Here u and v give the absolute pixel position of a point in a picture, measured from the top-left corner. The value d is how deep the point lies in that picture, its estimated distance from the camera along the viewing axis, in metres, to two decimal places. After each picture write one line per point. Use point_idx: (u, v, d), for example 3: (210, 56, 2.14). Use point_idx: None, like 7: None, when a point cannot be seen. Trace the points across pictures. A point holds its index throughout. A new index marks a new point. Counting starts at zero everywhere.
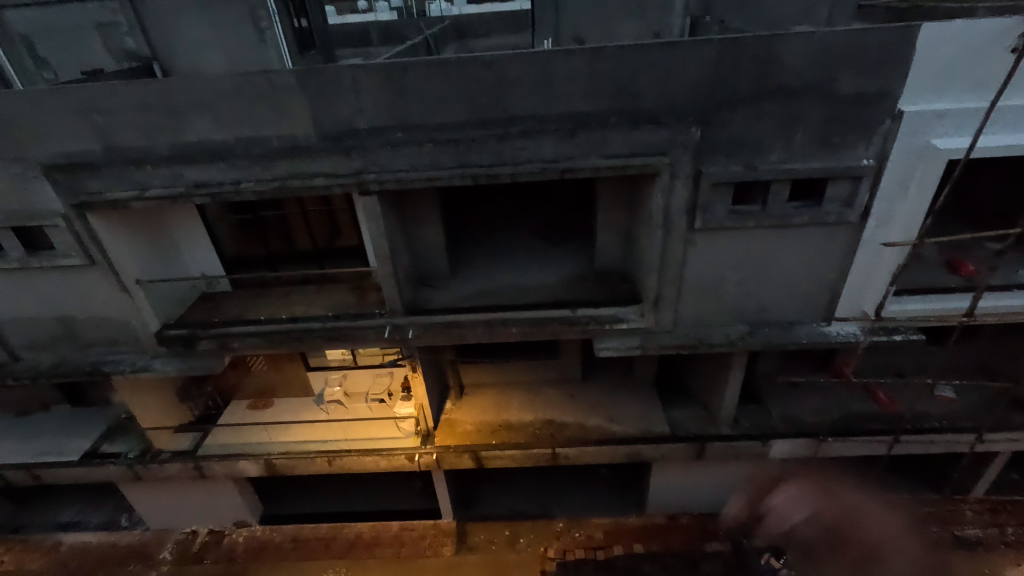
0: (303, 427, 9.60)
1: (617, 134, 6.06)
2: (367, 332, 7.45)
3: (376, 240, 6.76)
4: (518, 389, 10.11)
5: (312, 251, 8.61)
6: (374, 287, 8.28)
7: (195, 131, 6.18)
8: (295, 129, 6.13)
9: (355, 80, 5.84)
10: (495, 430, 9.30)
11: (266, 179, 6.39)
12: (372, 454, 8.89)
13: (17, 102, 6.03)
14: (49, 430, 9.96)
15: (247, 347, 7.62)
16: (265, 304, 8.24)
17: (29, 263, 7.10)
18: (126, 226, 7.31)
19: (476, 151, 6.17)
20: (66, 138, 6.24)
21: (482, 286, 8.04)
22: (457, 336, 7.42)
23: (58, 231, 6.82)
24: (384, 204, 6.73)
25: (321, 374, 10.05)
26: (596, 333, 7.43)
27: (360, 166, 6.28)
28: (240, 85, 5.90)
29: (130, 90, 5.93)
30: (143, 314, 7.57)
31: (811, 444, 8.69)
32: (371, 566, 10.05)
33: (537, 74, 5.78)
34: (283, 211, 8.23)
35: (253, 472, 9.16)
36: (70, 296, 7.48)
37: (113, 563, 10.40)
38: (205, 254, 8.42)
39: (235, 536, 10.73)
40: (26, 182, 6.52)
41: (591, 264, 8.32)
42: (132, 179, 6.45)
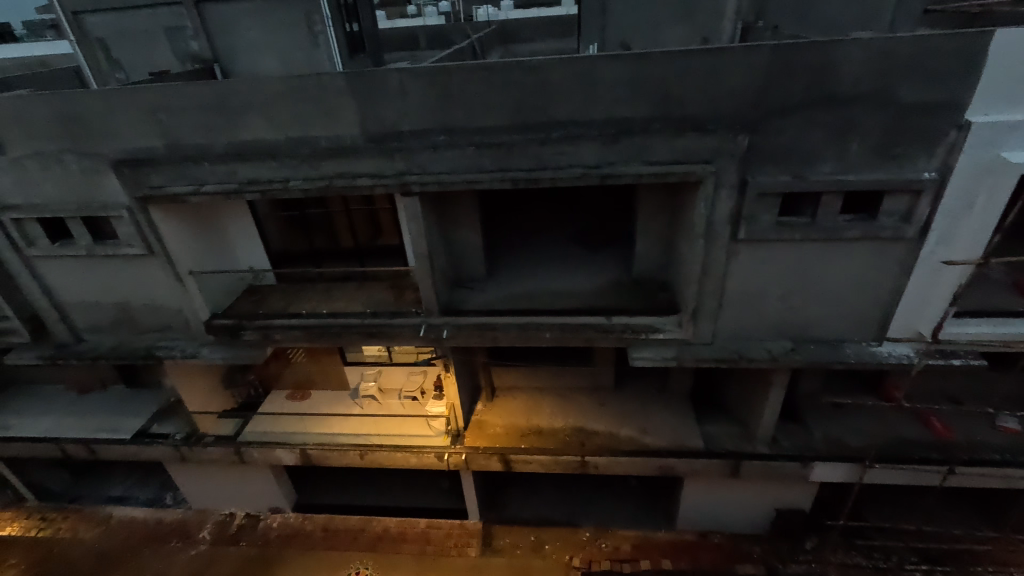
0: (338, 419, 9.86)
1: (660, 141, 5.95)
2: (403, 331, 7.59)
3: (415, 241, 6.87)
4: (550, 395, 10.04)
5: (354, 248, 8.83)
6: (411, 287, 8.42)
7: (249, 131, 6.47)
8: (342, 130, 6.33)
9: (401, 83, 5.97)
10: (525, 434, 9.27)
11: (313, 178, 6.60)
12: (402, 450, 9.05)
13: (92, 101, 6.47)
14: (106, 408, 10.60)
15: (288, 339, 7.90)
16: (307, 298, 8.52)
17: (95, 250, 7.60)
18: (183, 219, 7.70)
19: (516, 155, 6.18)
20: (134, 135, 6.65)
21: (517, 290, 8.05)
22: (490, 339, 7.48)
23: (122, 222, 7.28)
24: (425, 206, 6.84)
25: (357, 369, 10.32)
26: (630, 342, 7.31)
27: (403, 167, 6.40)
28: (292, 87, 6.13)
29: (192, 91, 6.26)
30: (194, 303, 7.97)
31: (856, 469, 8.26)
32: (397, 560, 10.19)
33: (580, 80, 5.76)
34: (328, 210, 8.47)
35: (289, 460, 9.45)
36: (130, 283, 7.96)
37: (157, 538, 10.95)
38: (254, 248, 8.79)
39: (270, 521, 11.11)
40: (96, 175, 6.98)
41: (628, 273, 8.20)
42: (190, 175, 6.79)
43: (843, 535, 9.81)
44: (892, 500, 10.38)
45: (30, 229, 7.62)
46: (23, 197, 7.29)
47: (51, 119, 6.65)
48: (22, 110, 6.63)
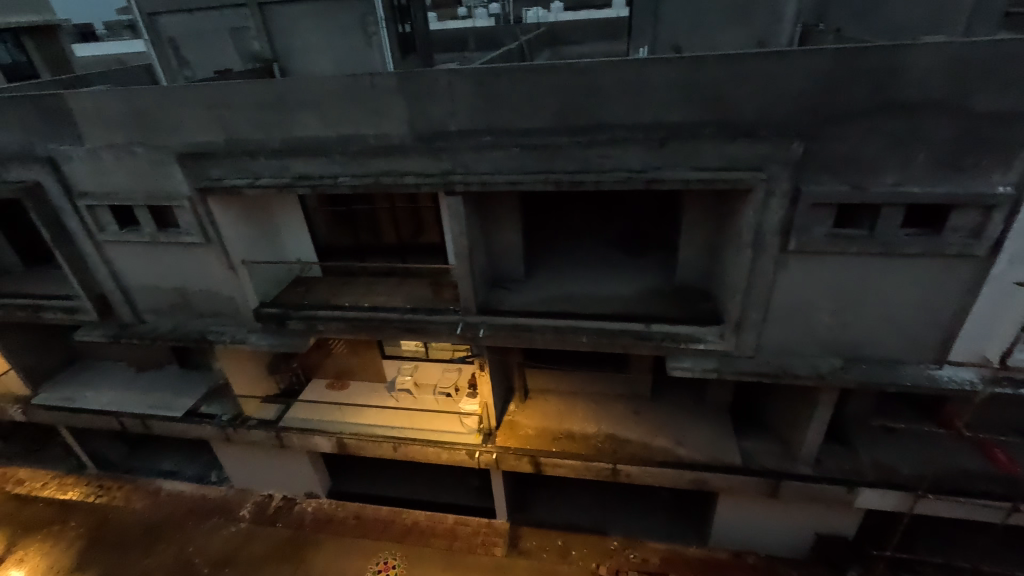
0: (374, 411, 10.08)
1: (710, 147, 5.80)
2: (441, 327, 7.72)
3: (456, 240, 6.96)
4: (583, 400, 9.95)
5: (396, 245, 9.02)
6: (450, 284, 8.54)
7: (303, 127, 6.72)
8: (391, 129, 6.48)
9: (450, 84, 6.07)
10: (556, 438, 9.23)
11: (361, 175, 6.77)
12: (434, 445, 9.18)
13: (162, 97, 6.88)
14: (161, 386, 11.23)
15: (330, 330, 8.16)
16: (350, 291, 8.77)
17: (158, 238, 8.07)
18: (239, 211, 8.08)
19: (560, 157, 6.15)
20: (197, 130, 7.03)
21: (554, 292, 8.03)
22: (525, 340, 7.49)
23: (183, 211, 7.72)
24: (468, 205, 6.91)
25: (395, 363, 10.51)
26: (668, 351, 7.16)
27: (448, 166, 6.49)
28: (346, 86, 6.33)
29: (252, 88, 6.56)
30: (245, 291, 8.34)
31: (906, 498, 7.80)
32: (424, 554, 10.32)
33: (628, 82, 5.70)
34: (373, 206, 8.68)
35: (326, 448, 9.76)
36: (188, 269, 8.41)
37: (201, 513, 11.51)
38: (302, 240, 9.13)
39: (305, 506, 11.49)
40: (162, 167, 7.42)
41: (670, 280, 8.03)
42: (247, 169, 7.11)
43: (889, 567, 9.27)
44: (945, 535, 9.73)
45: (101, 216, 8.17)
46: (96, 185, 7.81)
47: (125, 114, 7.11)
48: (99, 104, 7.11)
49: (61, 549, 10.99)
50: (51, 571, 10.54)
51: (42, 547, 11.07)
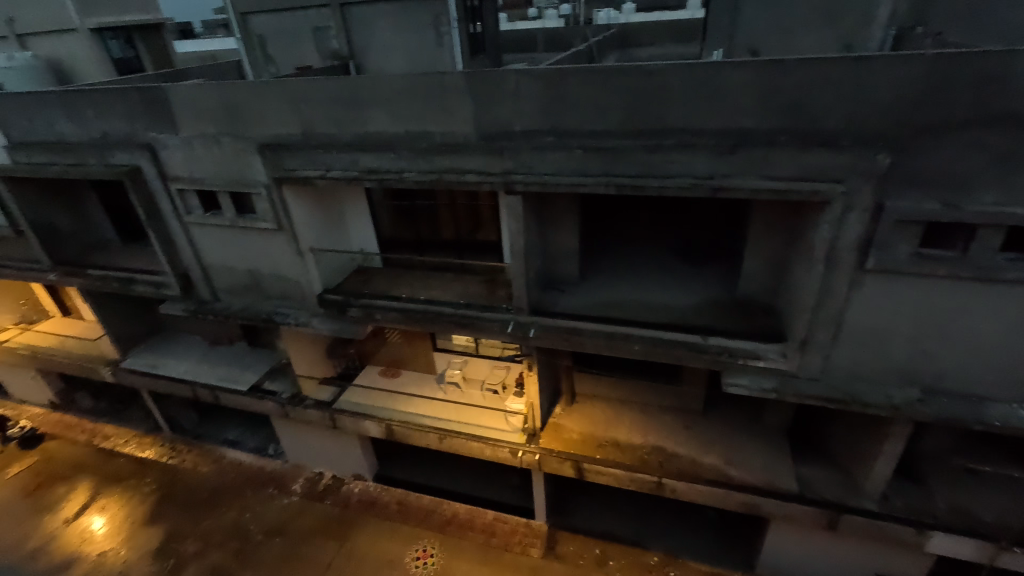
0: (422, 402, 10.33)
1: (785, 155, 5.51)
2: (493, 325, 7.81)
3: (513, 239, 7.00)
4: (631, 409, 9.75)
5: (454, 240, 9.20)
6: (504, 283, 8.61)
7: (374, 123, 6.99)
8: (457, 127, 6.63)
9: (518, 84, 6.13)
10: (601, 445, 9.10)
11: (425, 172, 6.93)
12: (479, 440, 9.30)
13: (249, 91, 7.37)
14: (230, 361, 12.03)
15: (387, 320, 8.45)
16: (408, 283, 9.03)
17: (237, 222, 8.65)
18: (311, 201, 8.50)
19: (624, 161, 6.06)
20: (278, 123, 7.48)
21: (608, 297, 7.91)
22: (576, 343, 7.43)
23: (260, 199, 8.23)
24: (527, 205, 6.94)
25: (445, 356, 10.81)
26: (725, 366, 6.89)
27: (510, 166, 6.54)
28: (417, 84, 6.54)
29: (330, 85, 6.91)
30: (310, 276, 8.78)
31: (985, 548, 7.12)
32: (462, 547, 10.48)
33: (700, 86, 5.53)
34: (435, 201, 8.90)
35: (375, 432, 10.12)
36: (262, 253, 8.95)
37: (258, 483, 12.23)
38: (366, 232, 9.48)
39: (352, 486, 11.94)
40: (245, 156, 7.94)
41: (731, 293, 7.71)
42: (320, 161, 7.46)
43: None
44: None
45: (189, 199, 8.85)
46: (187, 171, 8.47)
47: (215, 106, 7.67)
48: (194, 97, 7.71)
49: (136, 503, 11.99)
50: (127, 521, 11.55)
51: (121, 498, 12.12)
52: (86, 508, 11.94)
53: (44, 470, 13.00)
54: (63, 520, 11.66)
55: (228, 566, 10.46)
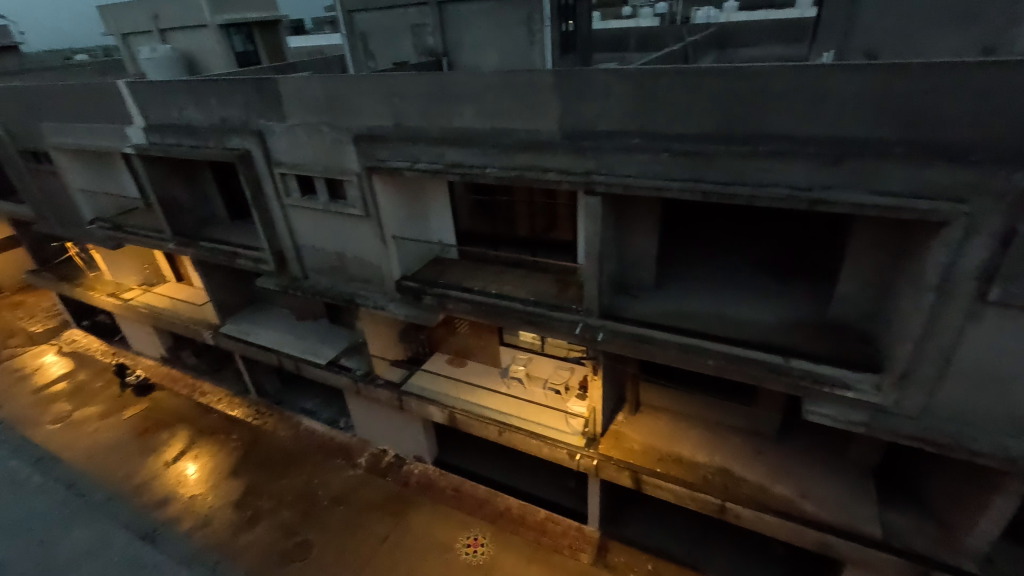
0: (485, 393, 10.51)
1: (898, 168, 5.03)
2: (561, 325, 7.79)
3: (589, 240, 6.92)
4: (698, 425, 9.34)
5: (529, 237, 9.25)
6: (576, 283, 8.55)
7: (462, 119, 7.19)
8: (543, 125, 6.68)
9: (607, 83, 6.06)
10: (663, 459, 8.80)
11: (507, 168, 7.02)
12: (537, 438, 9.33)
13: (350, 84, 7.86)
14: (313, 336, 12.90)
15: (459, 310, 8.70)
16: (481, 276, 9.21)
17: (329, 207, 9.24)
18: (397, 191, 8.88)
19: (713, 167, 5.80)
20: (373, 115, 7.90)
21: (683, 307, 7.63)
22: (645, 351, 7.26)
23: (352, 186, 8.74)
24: (606, 207, 6.83)
25: (511, 351, 10.78)
26: (806, 392, 6.44)
27: (592, 166, 6.48)
28: (506, 81, 6.66)
29: (423, 80, 7.19)
30: (391, 262, 9.21)
31: None
32: (512, 541, 10.58)
33: (805, 90, 5.17)
34: (514, 198, 8.99)
35: (438, 418, 10.49)
36: (349, 237, 9.52)
37: (328, 452, 13.04)
38: (445, 223, 9.77)
39: (412, 467, 12.41)
40: (341, 146, 8.46)
41: (821, 314, 7.15)
42: (408, 153, 7.77)
43: None
44: None
45: (290, 183, 9.57)
46: (289, 157, 9.16)
47: (319, 97, 8.23)
48: (301, 88, 8.33)
49: (224, 455, 13.21)
50: (215, 471, 12.77)
51: (211, 450, 13.41)
52: (182, 454, 13.34)
53: (152, 416, 14.65)
54: (163, 462, 13.10)
55: (296, 525, 11.27)
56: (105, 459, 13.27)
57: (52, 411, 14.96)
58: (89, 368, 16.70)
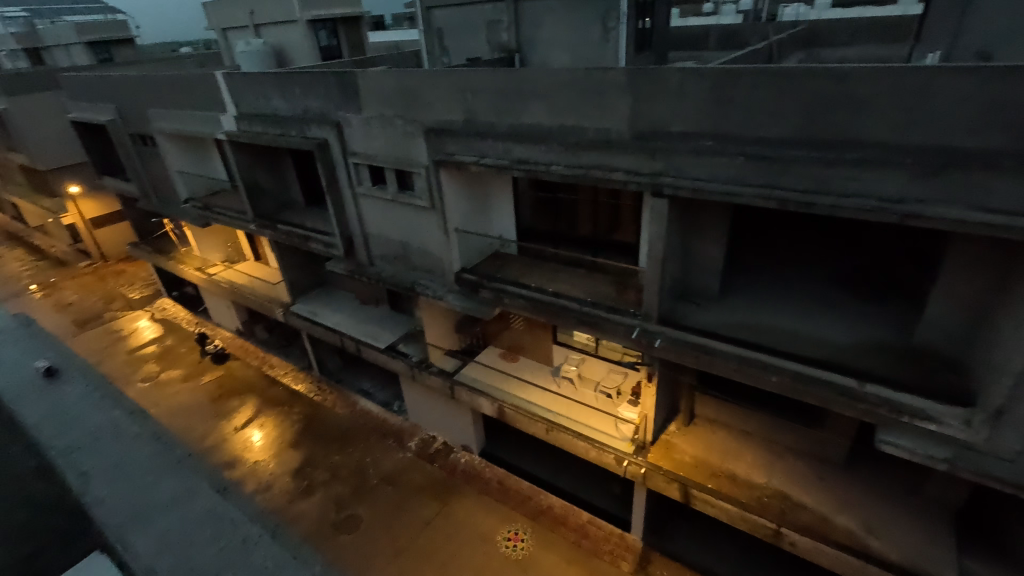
0: (535, 390, 10.52)
1: (1009, 183, 4.52)
2: (618, 328, 7.66)
3: (652, 243, 6.74)
4: (756, 444, 8.90)
5: (590, 237, 9.13)
6: (635, 287, 8.36)
7: (531, 115, 7.24)
8: (613, 124, 6.60)
9: (683, 82, 5.89)
10: (715, 475, 8.47)
11: (573, 166, 6.96)
12: (585, 440, 9.25)
13: (425, 79, 8.09)
14: (374, 320, 13.43)
15: (515, 306, 8.76)
16: (539, 274, 9.20)
17: (397, 197, 9.56)
18: (462, 184, 9.03)
19: (792, 173, 5.47)
20: (445, 110, 8.11)
21: (748, 319, 7.28)
22: (703, 362, 7.01)
23: (420, 177, 9.00)
24: (673, 209, 6.62)
25: (563, 351, 10.79)
26: (881, 421, 5.97)
27: (660, 167, 6.30)
28: (578, 79, 6.64)
29: (496, 76, 7.28)
30: (451, 254, 9.40)
31: None
32: (552, 540, 10.56)
33: (903, 95, 4.80)
34: (577, 197, 8.91)
35: (487, 410, 10.62)
36: (414, 227, 9.81)
37: (381, 433, 13.54)
38: (507, 219, 9.83)
39: (459, 456, 12.66)
40: (412, 138, 8.71)
41: (904, 338, 6.59)
42: (475, 148, 7.88)
43: None
44: None
45: (362, 172, 9.98)
46: (363, 148, 9.56)
47: (395, 91, 8.54)
48: (378, 82, 8.66)
49: (286, 426, 14.05)
50: (278, 440, 13.62)
51: (276, 420, 14.30)
52: (250, 421, 14.31)
53: (226, 383, 15.80)
54: (233, 427, 14.12)
55: (347, 500, 11.81)
56: (184, 419, 14.48)
57: (143, 370, 16.50)
58: (175, 335, 18.26)
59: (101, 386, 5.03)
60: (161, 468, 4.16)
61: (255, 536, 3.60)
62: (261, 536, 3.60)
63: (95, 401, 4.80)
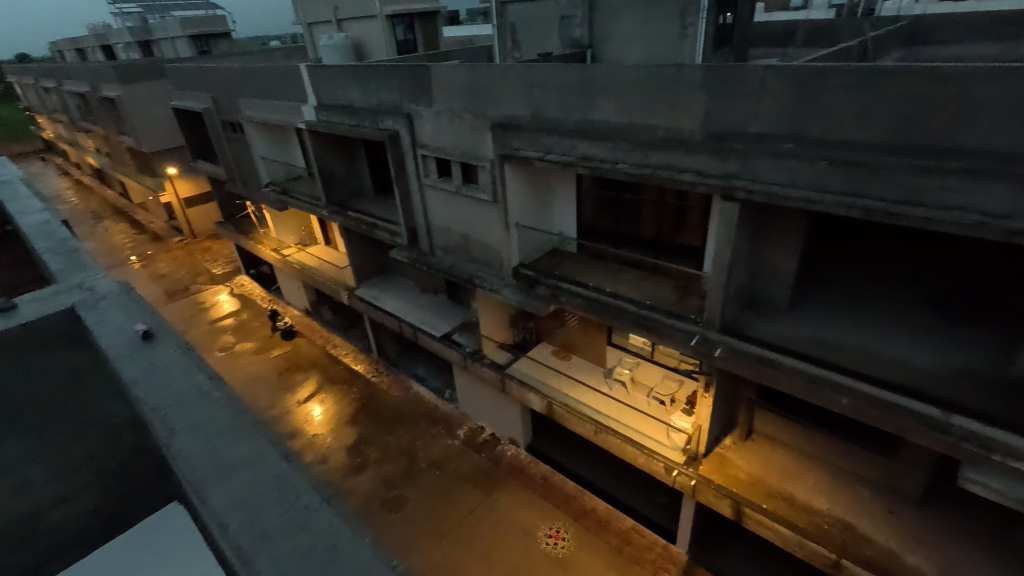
0: (586, 390, 10.42)
1: None
2: (676, 334, 7.45)
3: (719, 248, 6.47)
4: (819, 468, 8.39)
5: (653, 239, 8.91)
6: (698, 292, 8.07)
7: (600, 112, 7.15)
8: (684, 123, 6.37)
9: (764, 81, 5.58)
10: (771, 495, 8.05)
11: (640, 165, 6.78)
12: (634, 445, 9.09)
13: (495, 74, 8.18)
14: (431, 309, 13.79)
15: (570, 304, 8.72)
16: (597, 273, 9.09)
17: (462, 189, 9.74)
18: (526, 180, 9.05)
19: (882, 181, 5.06)
20: (513, 105, 8.16)
21: (820, 335, 6.84)
22: (766, 376, 6.69)
23: (484, 171, 9.11)
24: (744, 214, 6.31)
25: (617, 353, 10.59)
26: (968, 457, 5.43)
27: (733, 170, 6.02)
28: (651, 76, 6.48)
29: (566, 72, 7.25)
30: (511, 249, 9.46)
31: None
32: (593, 543, 10.45)
33: (1021, 99, 4.31)
34: (642, 197, 8.71)
35: (537, 406, 10.66)
36: (476, 220, 9.96)
37: (432, 420, 13.91)
38: (568, 216, 9.75)
39: (506, 449, 12.81)
40: (479, 132, 8.83)
41: (1000, 368, 5.94)
42: (541, 144, 7.88)
43: None
44: None
45: (429, 164, 10.24)
46: (432, 140, 9.79)
47: (466, 85, 8.69)
48: (450, 76, 8.84)
49: (344, 404, 14.75)
50: (336, 416, 14.33)
51: (335, 396, 15.05)
52: (312, 396, 15.15)
53: (293, 358, 16.79)
54: (296, 400, 15.00)
55: (396, 480, 12.25)
56: (254, 389, 15.55)
57: (221, 340, 17.85)
58: (250, 310, 19.57)
59: (188, 352, 5.48)
60: (236, 433, 4.47)
61: (316, 503, 3.80)
62: (322, 504, 3.79)
63: (182, 365, 5.24)
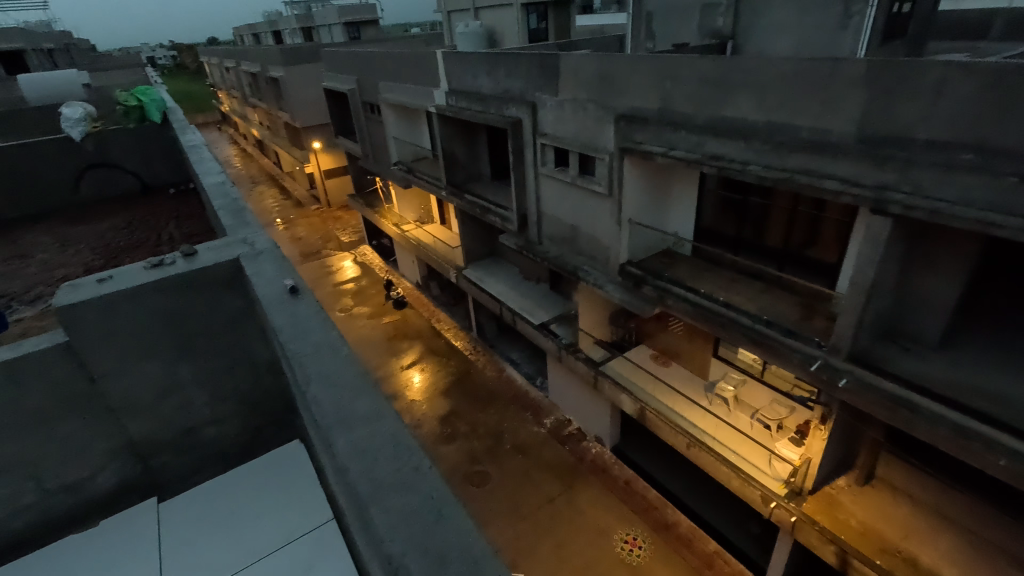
0: (682, 401, 9.94)
1: None
2: (794, 356, 6.81)
3: (859, 267, 5.76)
4: (954, 532, 7.27)
5: (779, 250, 8.18)
6: (825, 313, 7.31)
7: (736, 109, 6.67)
8: (835, 125, 5.73)
9: (942, 79, 4.84)
10: (887, 551, 7.12)
11: (776, 167, 6.23)
12: (728, 466, 8.53)
13: (626, 64, 7.98)
14: (532, 296, 13.98)
15: (677, 308, 8.34)
16: (710, 280, 8.57)
17: (577, 180, 9.68)
18: (644, 175, 8.75)
19: None
20: (641, 97, 7.92)
21: (977, 381, 5.86)
22: (900, 418, 5.91)
23: (603, 163, 8.96)
24: (895, 232, 5.52)
25: (723, 367, 9.95)
26: None
27: (890, 180, 5.30)
28: (801, 70, 5.89)
29: (703, 64, 6.85)
30: (620, 244, 9.26)
31: None
32: (671, 559, 10.04)
33: None
34: (771, 203, 8.01)
35: (628, 407, 10.44)
36: (587, 212, 9.84)
37: (520, 404, 14.19)
38: (685, 216, 9.27)
39: (590, 446, 12.67)
40: (601, 123, 8.69)
41: None
42: (666, 139, 7.55)
43: None
44: None
45: (548, 153, 10.30)
46: (552, 129, 9.82)
47: (594, 75, 8.58)
48: (579, 65, 8.78)
49: (442, 375, 15.57)
50: (433, 386, 15.19)
51: (434, 367, 15.97)
52: (413, 363, 16.20)
53: (400, 327, 18.01)
54: (399, 365, 16.13)
55: (481, 456, 12.72)
56: (365, 349, 16.97)
57: (341, 302, 19.66)
58: (369, 278, 21.30)
59: (319, 309, 6.09)
60: (357, 389, 4.91)
61: (425, 466, 4.08)
62: (430, 468, 4.07)
63: (314, 320, 5.82)
